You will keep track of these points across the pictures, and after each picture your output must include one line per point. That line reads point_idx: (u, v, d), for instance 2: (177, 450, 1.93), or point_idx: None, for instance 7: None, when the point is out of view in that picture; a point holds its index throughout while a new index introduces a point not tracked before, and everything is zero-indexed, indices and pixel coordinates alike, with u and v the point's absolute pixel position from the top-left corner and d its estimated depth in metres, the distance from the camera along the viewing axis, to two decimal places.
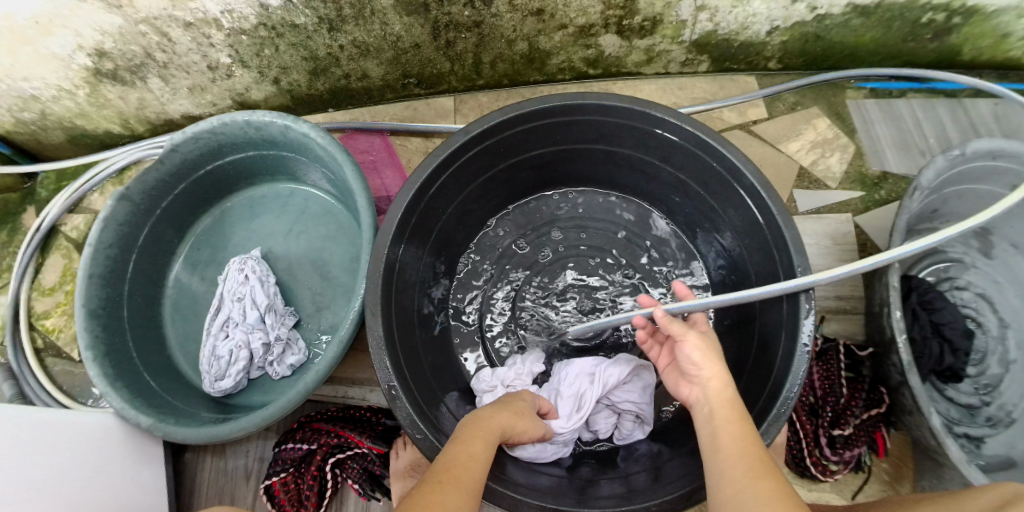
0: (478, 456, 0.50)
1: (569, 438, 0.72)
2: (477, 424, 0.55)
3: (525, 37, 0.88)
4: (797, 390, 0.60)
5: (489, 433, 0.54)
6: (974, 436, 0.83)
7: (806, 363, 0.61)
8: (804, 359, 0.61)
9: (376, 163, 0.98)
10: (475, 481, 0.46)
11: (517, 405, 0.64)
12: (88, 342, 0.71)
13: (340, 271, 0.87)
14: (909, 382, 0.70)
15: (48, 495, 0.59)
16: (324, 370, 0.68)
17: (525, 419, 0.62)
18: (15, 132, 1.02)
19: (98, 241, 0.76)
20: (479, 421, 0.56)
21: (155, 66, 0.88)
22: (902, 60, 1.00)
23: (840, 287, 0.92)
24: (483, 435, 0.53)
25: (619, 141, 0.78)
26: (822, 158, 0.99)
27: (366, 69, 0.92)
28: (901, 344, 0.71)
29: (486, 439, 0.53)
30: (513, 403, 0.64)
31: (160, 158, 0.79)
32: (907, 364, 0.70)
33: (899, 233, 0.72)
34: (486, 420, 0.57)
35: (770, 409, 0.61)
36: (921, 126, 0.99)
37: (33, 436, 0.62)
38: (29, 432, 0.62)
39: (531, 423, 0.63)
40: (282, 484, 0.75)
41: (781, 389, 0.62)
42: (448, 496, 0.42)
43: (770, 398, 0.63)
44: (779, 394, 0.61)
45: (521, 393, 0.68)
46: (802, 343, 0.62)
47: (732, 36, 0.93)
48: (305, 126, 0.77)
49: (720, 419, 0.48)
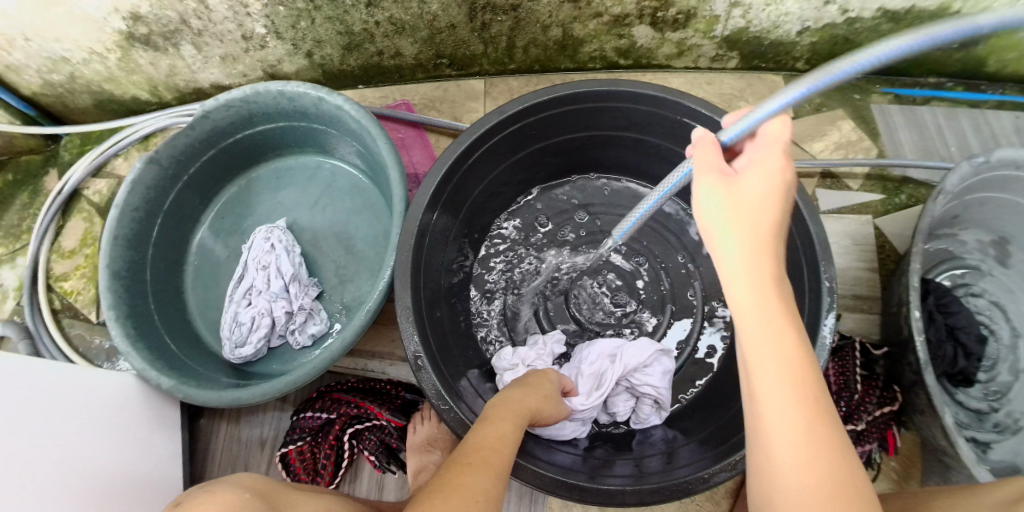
0: (507, 436, 0.50)
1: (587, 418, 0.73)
2: (502, 406, 0.56)
3: (560, 23, 0.88)
4: None
5: (517, 417, 0.54)
6: (981, 441, 0.83)
7: (825, 357, 0.62)
8: (825, 351, 0.62)
9: (404, 141, 0.98)
10: (503, 461, 0.46)
11: (543, 386, 0.64)
12: (112, 302, 0.71)
13: (365, 245, 0.87)
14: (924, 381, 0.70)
15: (76, 449, 0.61)
16: (349, 339, 0.68)
17: (550, 403, 0.63)
18: (43, 94, 1.03)
19: (125, 203, 0.77)
20: (506, 403, 0.57)
21: (188, 33, 0.88)
22: (928, 69, 1.01)
23: (859, 287, 0.92)
24: (510, 417, 0.54)
25: (650, 130, 0.79)
26: (845, 160, 1.00)
27: (400, 46, 0.93)
28: (920, 343, 0.71)
29: (514, 421, 0.53)
30: (541, 384, 0.64)
31: (192, 124, 0.80)
32: (924, 362, 0.70)
33: (921, 234, 0.72)
34: (514, 403, 0.57)
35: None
36: (944, 133, 0.99)
37: (66, 391, 0.64)
38: (61, 387, 0.64)
39: (555, 406, 0.64)
40: (298, 452, 0.75)
41: None
42: (476, 479, 0.40)
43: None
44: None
45: (546, 373, 0.69)
46: (822, 340, 0.62)
47: (763, 34, 0.94)
48: (339, 99, 0.77)
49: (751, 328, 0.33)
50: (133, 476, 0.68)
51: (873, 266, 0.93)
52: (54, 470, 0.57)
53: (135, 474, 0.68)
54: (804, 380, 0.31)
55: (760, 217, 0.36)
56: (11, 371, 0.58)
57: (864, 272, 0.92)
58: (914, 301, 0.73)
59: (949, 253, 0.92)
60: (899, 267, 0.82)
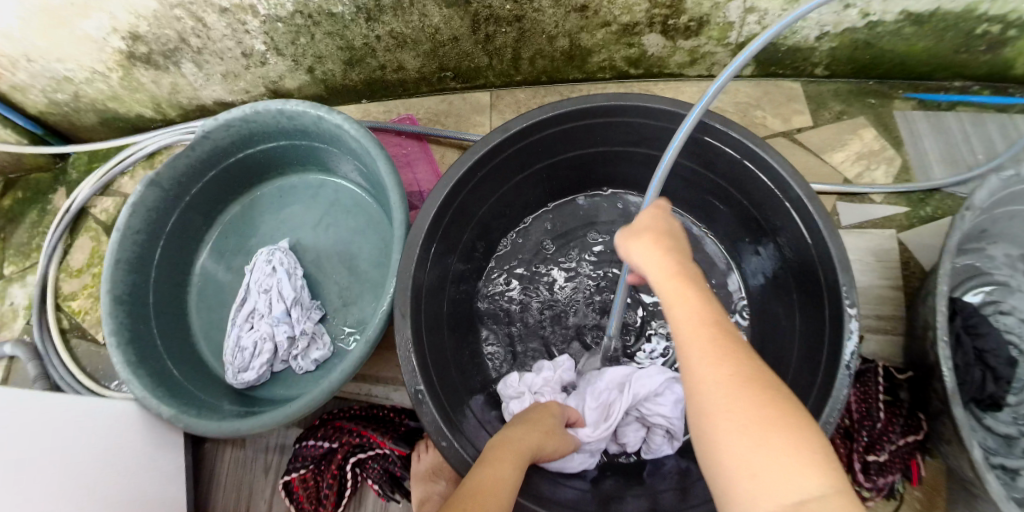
0: (507, 480, 0.48)
1: (595, 449, 0.70)
2: (503, 446, 0.54)
3: (567, 33, 0.85)
4: (838, 416, 0.56)
5: (518, 455, 0.52)
6: (1011, 468, 0.77)
7: (847, 388, 0.57)
8: (846, 383, 0.57)
9: (409, 157, 0.96)
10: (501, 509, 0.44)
11: (546, 421, 0.62)
12: (113, 328, 0.71)
13: (369, 265, 0.85)
14: (951, 411, 0.66)
15: (83, 479, 0.61)
16: (349, 369, 0.65)
17: (554, 438, 0.61)
18: (49, 113, 1.03)
19: (127, 226, 0.75)
20: (507, 442, 0.55)
21: (188, 52, 0.87)
22: (954, 73, 0.95)
23: (882, 306, 0.87)
24: (510, 457, 0.52)
25: (661, 146, 0.75)
26: (867, 172, 0.95)
27: (402, 60, 0.90)
28: (947, 371, 0.67)
29: (514, 462, 0.51)
30: (543, 419, 0.62)
31: (192, 145, 0.78)
32: (950, 392, 0.66)
33: (948, 256, 0.68)
34: (515, 441, 0.55)
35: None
36: (971, 141, 0.94)
37: (71, 422, 0.64)
38: (65, 418, 0.64)
39: (559, 440, 0.62)
40: (302, 480, 0.74)
41: (820, 412, 0.57)
42: None
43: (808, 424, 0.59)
44: (818, 419, 0.57)
45: (549, 406, 0.67)
46: (842, 370, 0.58)
47: (779, 40, 0.89)
48: (339, 118, 0.75)
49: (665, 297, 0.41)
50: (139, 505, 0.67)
51: (897, 284, 0.88)
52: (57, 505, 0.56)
53: (140, 504, 0.68)
54: (716, 327, 0.37)
55: (656, 245, 0.44)
56: (18, 405, 0.59)
57: (887, 290, 0.88)
58: (940, 325, 0.68)
59: (975, 267, 0.87)
60: (923, 286, 0.77)
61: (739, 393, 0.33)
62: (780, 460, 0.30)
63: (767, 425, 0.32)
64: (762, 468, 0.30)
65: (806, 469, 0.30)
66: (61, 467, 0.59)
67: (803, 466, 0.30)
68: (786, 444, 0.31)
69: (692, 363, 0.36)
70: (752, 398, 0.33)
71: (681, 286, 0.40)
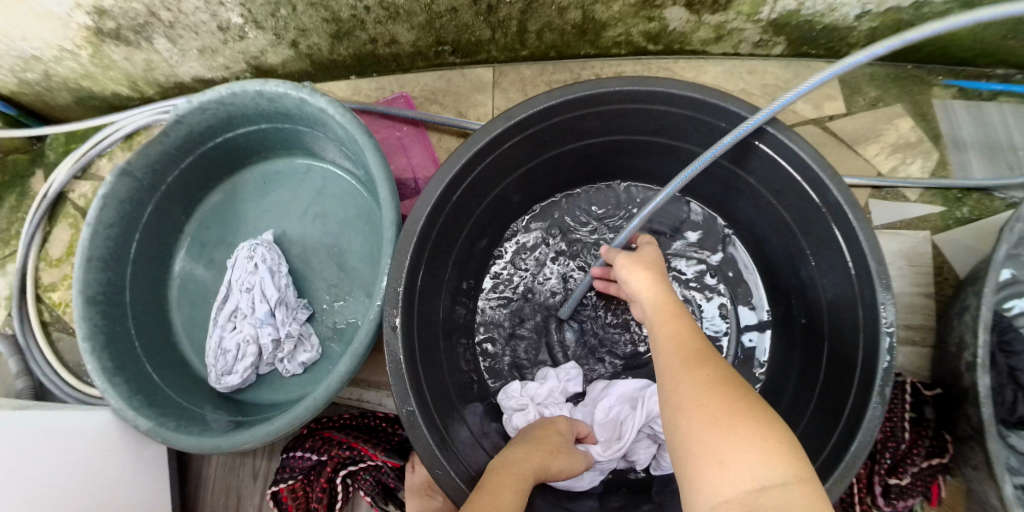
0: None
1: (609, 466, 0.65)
2: (503, 469, 0.49)
3: (580, 5, 0.75)
4: (868, 452, 0.50)
5: (519, 481, 0.47)
6: None
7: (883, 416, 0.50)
8: (879, 415, 0.50)
9: (403, 141, 0.88)
10: None
11: (550, 440, 0.57)
12: (86, 332, 0.65)
13: (359, 261, 0.79)
14: (985, 441, 0.60)
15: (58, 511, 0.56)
16: (335, 386, 0.58)
17: (560, 456, 0.54)
18: (20, 92, 0.96)
19: (98, 221, 0.69)
20: (506, 467, 0.50)
21: (159, 26, 0.78)
22: (1000, 59, 0.83)
23: (911, 314, 0.80)
24: (510, 484, 0.47)
25: (682, 136, 0.67)
26: (902, 166, 0.86)
27: (395, 33, 0.81)
28: (984, 397, 0.60)
29: (515, 490, 0.46)
30: (548, 437, 0.57)
31: (164, 129, 0.71)
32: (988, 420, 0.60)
33: (994, 273, 0.61)
34: (515, 465, 0.50)
35: (834, 467, 0.51)
36: (1015, 134, 0.84)
37: (52, 440, 0.60)
38: (46, 434, 0.60)
39: (567, 458, 0.55)
40: (291, 490, 0.70)
41: (848, 446, 0.51)
42: None
43: (834, 455, 0.53)
44: (847, 450, 0.51)
45: (555, 423, 0.61)
46: (873, 398, 0.51)
47: (816, 18, 0.78)
48: (323, 101, 0.67)
49: (655, 321, 0.48)
50: None
51: (928, 291, 0.80)
52: None
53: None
54: (694, 345, 0.43)
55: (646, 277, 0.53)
56: None
57: (917, 298, 0.80)
58: (980, 347, 0.61)
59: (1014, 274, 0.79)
60: (959, 298, 0.70)
61: (709, 393, 0.37)
62: (745, 452, 0.33)
63: (736, 417, 0.35)
64: (729, 457, 0.33)
65: (767, 459, 0.32)
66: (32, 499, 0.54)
67: (765, 455, 0.33)
68: (751, 435, 0.34)
69: (671, 371, 0.41)
70: (722, 397, 0.37)
71: (669, 312, 0.48)
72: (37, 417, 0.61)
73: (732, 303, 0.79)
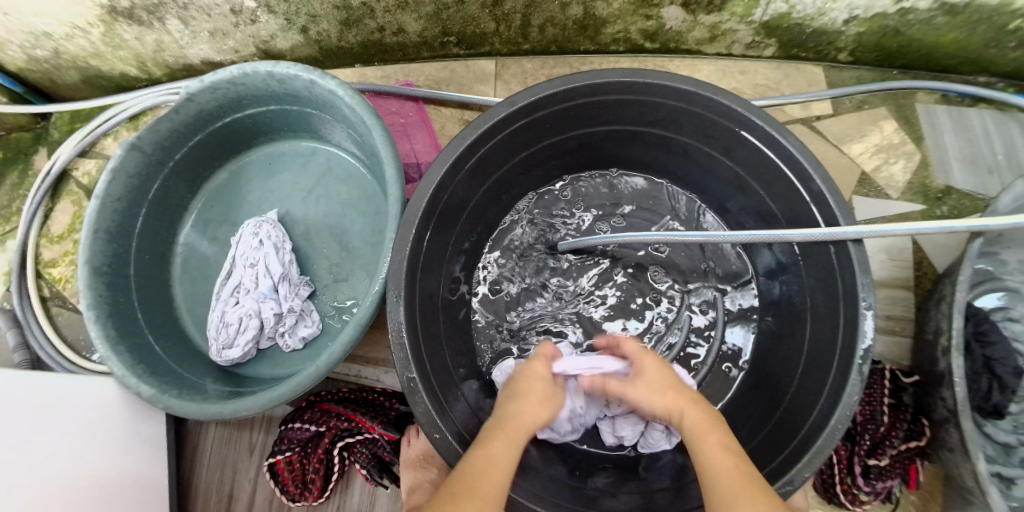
0: (501, 466, 0.43)
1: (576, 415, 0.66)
2: (497, 425, 0.48)
3: (581, 1, 0.78)
4: (848, 423, 0.53)
5: (514, 435, 0.47)
6: (1006, 476, 0.73)
7: (858, 392, 0.54)
8: (859, 389, 0.53)
9: (406, 128, 0.92)
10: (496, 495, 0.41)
11: (534, 387, 0.53)
12: (92, 301, 0.67)
13: (361, 242, 0.81)
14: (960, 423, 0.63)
15: (54, 479, 0.57)
16: (338, 354, 0.60)
17: (550, 402, 0.52)
18: (28, 69, 0.97)
19: (106, 193, 0.71)
20: (500, 424, 0.48)
21: (173, 8, 0.80)
22: (980, 67, 0.88)
23: (892, 306, 0.84)
24: (505, 437, 0.46)
25: (675, 127, 0.70)
26: (886, 165, 0.90)
27: (402, 23, 0.84)
28: (958, 379, 0.63)
29: (510, 442, 0.46)
30: (532, 388, 0.53)
31: (175, 107, 0.73)
32: (960, 404, 0.62)
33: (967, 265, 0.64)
34: (509, 421, 0.48)
35: (815, 439, 0.54)
36: (992, 140, 0.88)
37: (66, 402, 0.63)
38: (62, 398, 0.63)
39: (554, 396, 0.54)
40: (287, 462, 0.71)
41: (827, 421, 0.54)
42: None
43: (812, 430, 0.56)
44: (825, 423, 0.54)
45: (536, 362, 0.56)
46: (853, 374, 0.54)
47: (806, 21, 0.82)
48: (333, 83, 0.69)
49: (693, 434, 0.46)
50: (131, 480, 0.68)
51: (908, 284, 0.84)
52: (53, 490, 0.56)
53: (133, 479, 0.68)
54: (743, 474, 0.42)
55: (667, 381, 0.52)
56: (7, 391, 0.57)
57: (897, 291, 0.84)
58: (955, 331, 0.64)
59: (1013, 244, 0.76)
60: (937, 290, 0.73)
61: None
62: None
63: None
64: None
65: None
66: (30, 460, 0.55)
67: None
68: None
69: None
70: None
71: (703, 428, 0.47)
72: (45, 379, 0.63)
73: (721, 308, 0.80)
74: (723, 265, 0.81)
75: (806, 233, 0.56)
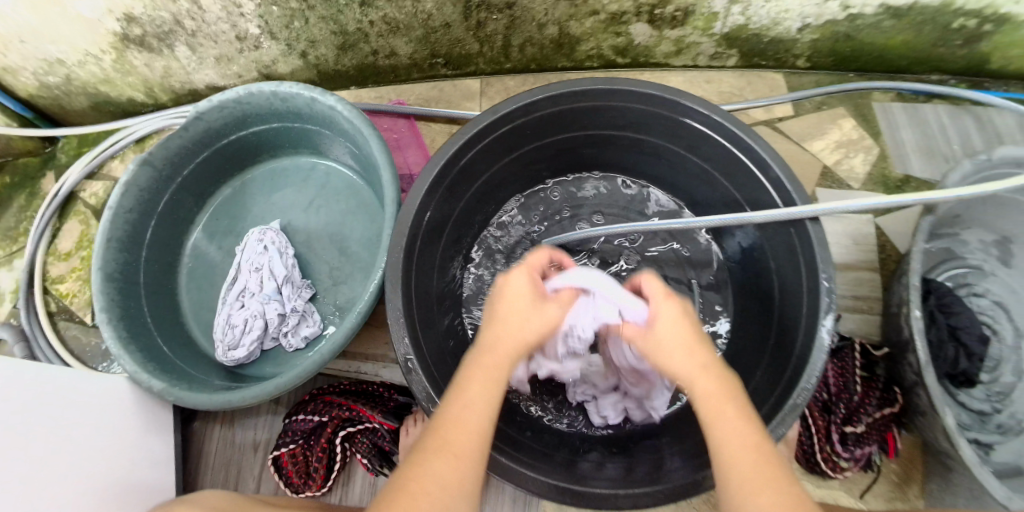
0: (478, 407, 0.41)
1: (573, 338, 0.61)
2: (479, 360, 0.44)
3: (556, 21, 0.87)
4: (815, 382, 0.58)
5: (493, 374, 0.43)
6: (984, 442, 0.79)
7: (823, 360, 0.59)
8: (824, 352, 0.59)
9: (399, 142, 0.98)
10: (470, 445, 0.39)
11: (519, 303, 0.49)
12: (104, 304, 0.71)
13: (359, 246, 0.86)
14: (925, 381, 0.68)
15: (74, 466, 0.60)
16: (339, 342, 0.65)
17: (536, 317, 0.48)
18: (40, 96, 1.03)
19: (119, 205, 0.76)
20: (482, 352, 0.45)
21: (182, 35, 0.87)
22: (931, 66, 0.98)
23: (859, 287, 0.90)
24: (482, 376, 0.43)
25: (646, 129, 0.78)
26: (846, 159, 0.98)
27: (395, 46, 0.92)
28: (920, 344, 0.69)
29: (487, 384, 0.42)
30: (514, 304, 0.49)
31: (185, 125, 0.79)
32: (924, 363, 0.68)
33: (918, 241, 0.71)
34: (491, 349, 0.45)
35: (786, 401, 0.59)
36: (947, 131, 0.97)
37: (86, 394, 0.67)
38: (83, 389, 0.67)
39: (543, 313, 0.49)
40: (291, 456, 0.74)
41: (797, 382, 0.59)
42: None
43: (784, 394, 0.61)
44: (795, 386, 0.59)
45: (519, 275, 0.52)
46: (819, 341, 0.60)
47: (763, 31, 0.91)
48: (332, 99, 0.76)
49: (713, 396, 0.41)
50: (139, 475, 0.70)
51: (874, 267, 0.91)
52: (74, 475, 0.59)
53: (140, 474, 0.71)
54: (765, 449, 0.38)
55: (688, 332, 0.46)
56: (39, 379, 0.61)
57: (864, 273, 0.91)
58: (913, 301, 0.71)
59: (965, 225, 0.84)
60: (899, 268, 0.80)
61: None
62: None
63: None
64: None
65: None
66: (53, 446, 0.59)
67: None
68: None
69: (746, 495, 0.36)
70: None
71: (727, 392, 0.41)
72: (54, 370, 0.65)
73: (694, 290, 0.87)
74: (701, 255, 0.87)
75: (768, 214, 0.63)
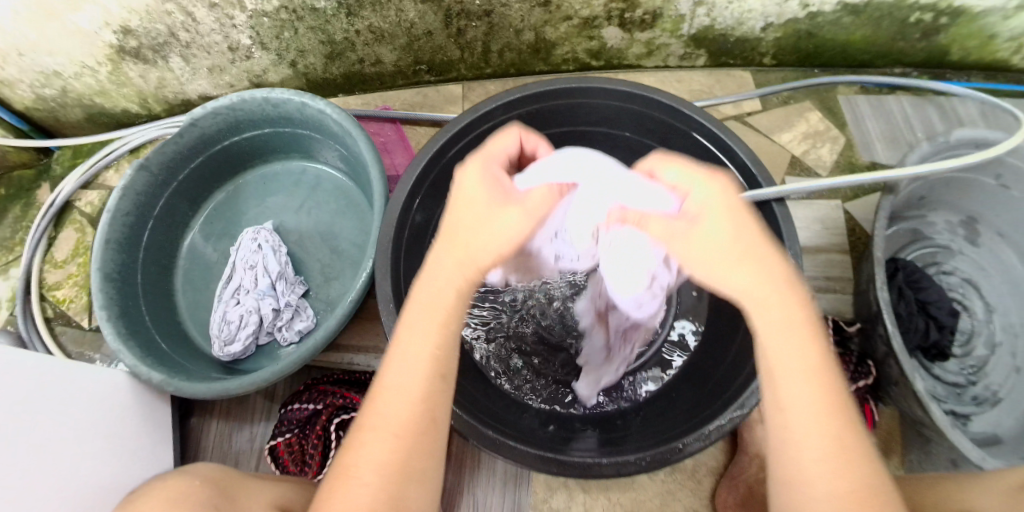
0: (411, 365, 0.43)
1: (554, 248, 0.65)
2: (415, 311, 0.44)
3: (532, 27, 0.92)
4: None
5: (431, 325, 0.44)
6: (960, 413, 0.83)
7: None
8: None
9: (386, 145, 1.03)
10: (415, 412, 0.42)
11: (470, 212, 0.45)
12: (103, 302, 0.73)
13: (350, 244, 0.90)
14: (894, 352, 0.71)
15: (71, 456, 0.62)
16: (332, 329, 0.69)
17: (486, 224, 0.44)
18: (35, 109, 1.06)
19: (116, 208, 0.79)
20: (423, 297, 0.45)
21: (177, 46, 0.92)
22: (893, 60, 1.04)
23: (830, 268, 0.96)
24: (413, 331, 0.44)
25: (620, 125, 0.83)
26: (813, 149, 1.04)
27: (380, 54, 0.97)
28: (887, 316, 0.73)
29: (425, 338, 0.43)
30: (465, 212, 0.45)
31: (180, 132, 0.82)
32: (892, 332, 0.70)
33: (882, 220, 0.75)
34: (432, 292, 0.45)
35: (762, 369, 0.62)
36: (910, 120, 1.03)
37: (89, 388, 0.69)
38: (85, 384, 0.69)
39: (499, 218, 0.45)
40: (286, 445, 0.77)
41: None
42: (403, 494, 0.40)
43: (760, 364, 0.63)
44: None
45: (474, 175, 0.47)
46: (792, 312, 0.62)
47: (729, 31, 0.98)
48: (322, 103, 0.80)
49: (788, 316, 0.40)
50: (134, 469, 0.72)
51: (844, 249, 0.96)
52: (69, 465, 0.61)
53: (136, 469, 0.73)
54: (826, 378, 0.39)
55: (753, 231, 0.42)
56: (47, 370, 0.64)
57: (835, 255, 0.96)
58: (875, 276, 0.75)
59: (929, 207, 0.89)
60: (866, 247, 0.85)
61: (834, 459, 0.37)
62: None
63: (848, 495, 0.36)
64: None
65: None
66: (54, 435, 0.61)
67: None
68: None
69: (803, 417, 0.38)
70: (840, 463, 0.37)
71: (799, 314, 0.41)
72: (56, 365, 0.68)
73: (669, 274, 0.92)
74: None
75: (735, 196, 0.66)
